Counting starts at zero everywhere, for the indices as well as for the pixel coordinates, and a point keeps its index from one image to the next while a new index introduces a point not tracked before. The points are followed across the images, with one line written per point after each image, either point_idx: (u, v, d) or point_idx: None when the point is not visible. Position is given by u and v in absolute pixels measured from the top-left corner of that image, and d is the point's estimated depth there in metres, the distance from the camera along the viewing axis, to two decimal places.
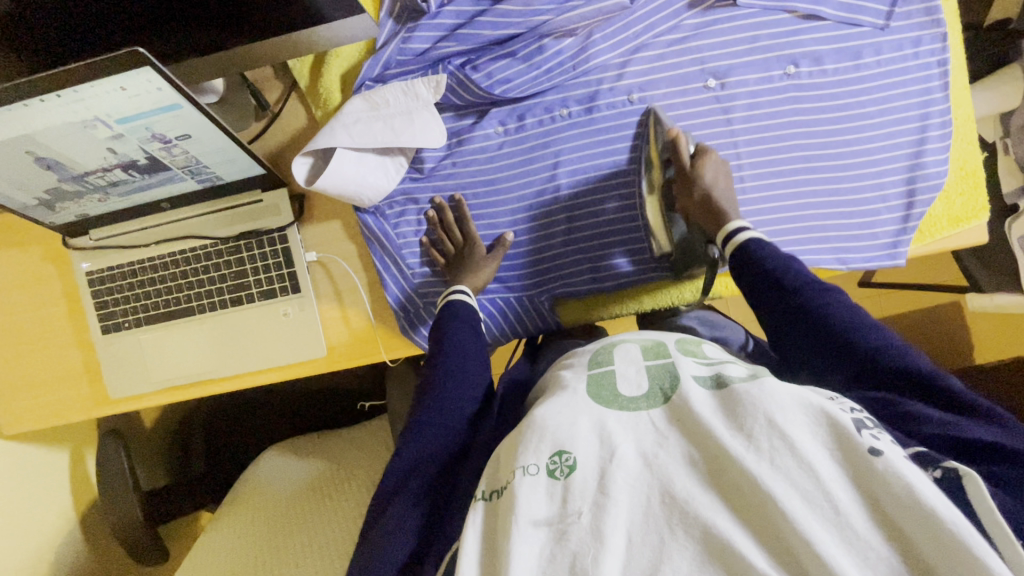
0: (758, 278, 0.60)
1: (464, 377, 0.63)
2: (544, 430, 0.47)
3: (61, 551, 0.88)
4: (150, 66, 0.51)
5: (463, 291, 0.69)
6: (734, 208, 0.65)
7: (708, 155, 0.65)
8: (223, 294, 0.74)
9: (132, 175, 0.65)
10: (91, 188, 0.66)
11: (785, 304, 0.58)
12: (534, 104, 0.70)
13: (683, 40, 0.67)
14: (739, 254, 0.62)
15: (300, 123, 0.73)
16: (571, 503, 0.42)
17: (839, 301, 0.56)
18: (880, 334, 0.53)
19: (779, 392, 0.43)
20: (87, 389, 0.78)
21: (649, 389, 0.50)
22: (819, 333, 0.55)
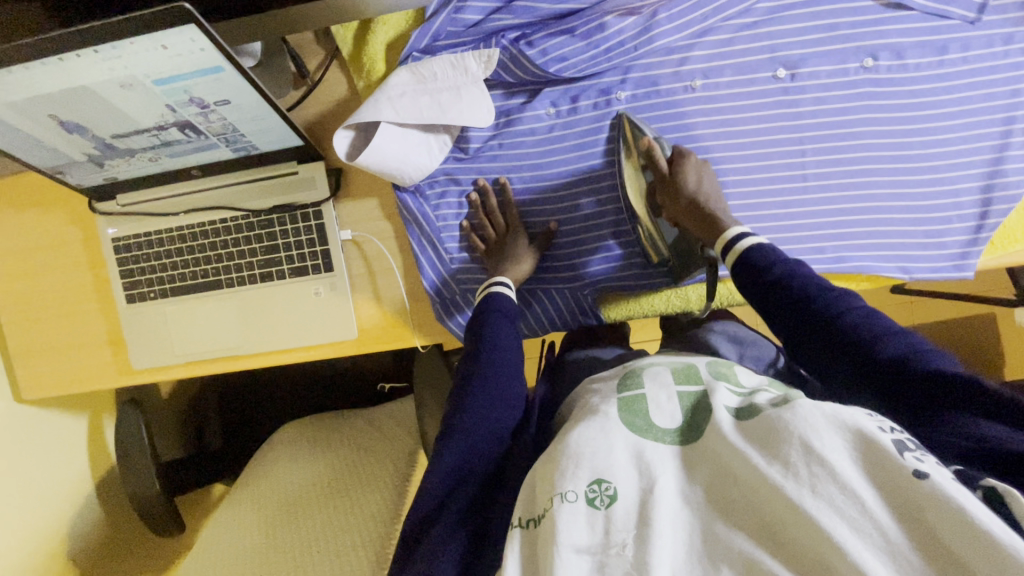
0: (759, 287, 0.57)
1: (504, 371, 0.61)
2: (580, 456, 0.47)
3: (78, 518, 0.88)
4: (196, 24, 0.47)
5: (506, 283, 0.67)
6: (725, 214, 0.63)
7: (686, 160, 0.63)
8: (252, 269, 0.71)
9: (189, 136, 0.62)
10: (128, 149, 0.63)
11: (803, 315, 0.54)
12: (589, 85, 0.66)
13: (754, 25, 0.62)
14: (742, 265, 0.59)
15: (340, 94, 0.69)
16: (614, 533, 0.43)
17: (857, 308, 0.53)
18: (898, 342, 0.50)
19: (813, 411, 0.43)
20: (110, 359, 0.77)
21: (685, 423, 0.50)
22: (834, 348, 0.51)
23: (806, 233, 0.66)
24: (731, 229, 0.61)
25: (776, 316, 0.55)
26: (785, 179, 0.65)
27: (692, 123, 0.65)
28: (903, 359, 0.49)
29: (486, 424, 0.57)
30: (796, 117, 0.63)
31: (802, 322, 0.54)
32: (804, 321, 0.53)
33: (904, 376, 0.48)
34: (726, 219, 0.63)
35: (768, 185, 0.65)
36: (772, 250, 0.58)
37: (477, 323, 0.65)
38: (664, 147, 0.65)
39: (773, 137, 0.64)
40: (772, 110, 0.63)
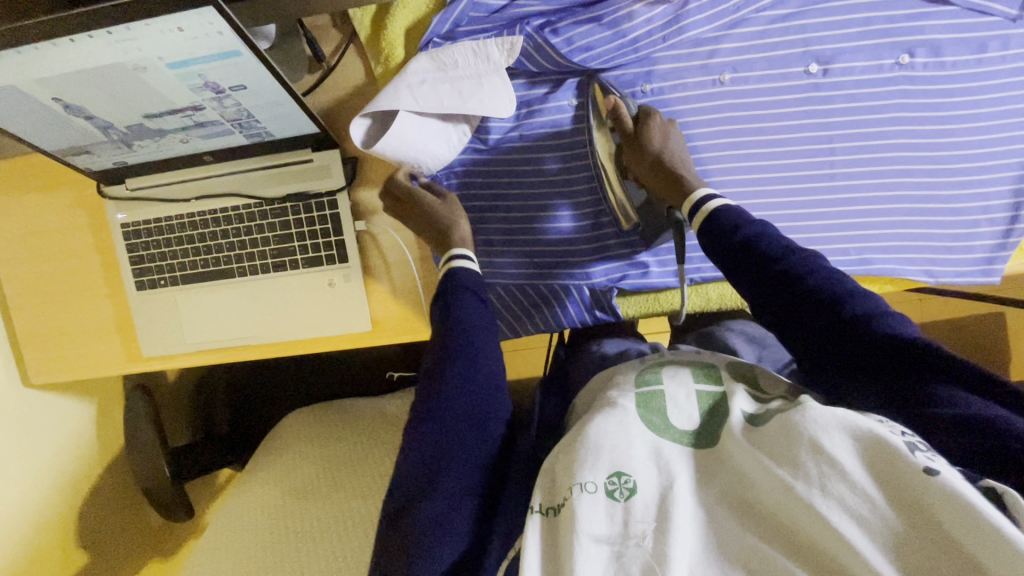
0: (729, 249, 0.54)
1: (479, 350, 0.57)
2: (598, 450, 0.46)
3: (87, 503, 0.89)
4: (215, 6, 0.45)
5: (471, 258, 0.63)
6: (689, 174, 0.60)
7: (651, 120, 0.61)
8: (265, 258, 0.70)
9: (222, 118, 0.60)
10: (159, 131, 0.62)
11: (764, 277, 0.52)
12: (614, 77, 0.64)
13: (789, 17, 0.60)
14: (712, 228, 0.56)
15: (357, 80, 0.67)
16: (634, 523, 0.42)
17: (821, 268, 0.51)
18: (868, 302, 0.49)
19: (823, 410, 0.42)
20: (118, 346, 0.76)
21: (703, 427, 0.48)
22: (807, 308, 0.49)
23: (832, 234, 0.65)
24: (697, 191, 0.59)
25: (742, 277, 0.53)
26: (813, 178, 0.64)
27: (721, 118, 0.63)
28: (866, 319, 0.48)
29: (477, 406, 0.54)
30: (827, 114, 0.62)
31: (766, 285, 0.51)
32: (766, 284, 0.51)
33: (865, 341, 0.47)
34: (691, 179, 0.60)
35: (796, 184, 0.64)
36: (739, 213, 0.56)
37: (449, 299, 0.60)
38: (630, 105, 0.62)
39: (803, 135, 0.62)
40: (802, 107, 0.62)
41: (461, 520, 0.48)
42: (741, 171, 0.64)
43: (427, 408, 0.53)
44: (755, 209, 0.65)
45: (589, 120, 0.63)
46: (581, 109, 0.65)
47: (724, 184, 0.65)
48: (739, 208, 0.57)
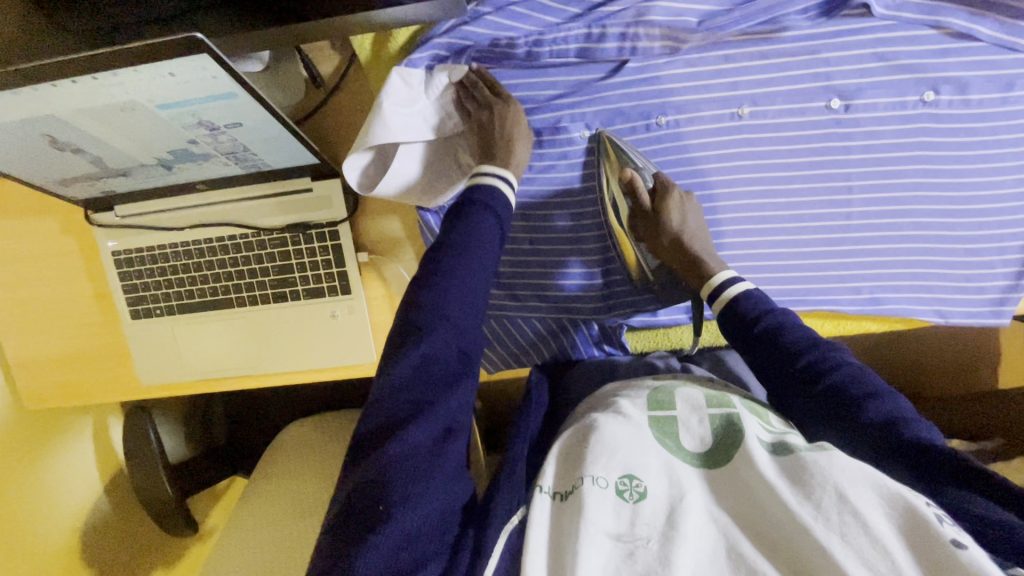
0: (749, 338, 0.58)
1: (474, 283, 0.53)
2: (615, 450, 0.49)
3: (89, 519, 0.88)
4: (210, 52, 0.42)
5: (510, 183, 0.58)
6: (712, 256, 0.63)
7: (671, 195, 0.62)
8: (265, 287, 0.68)
9: (241, 147, 0.57)
10: (204, 154, 0.57)
11: (784, 372, 0.54)
12: (628, 108, 0.61)
13: (810, 50, 0.56)
14: (732, 314, 0.60)
15: (360, 105, 0.64)
16: (639, 525, 0.44)
17: (845, 366, 0.53)
18: (890, 404, 0.50)
19: (851, 462, 0.44)
20: (113, 374, 0.74)
21: (713, 445, 0.50)
22: (825, 403, 0.51)
23: (846, 272, 0.64)
24: (719, 273, 0.62)
25: (762, 367, 0.57)
26: (830, 217, 0.62)
27: (738, 153, 0.61)
28: (886, 422, 0.48)
29: (460, 334, 0.52)
30: (846, 151, 0.60)
31: (789, 378, 0.54)
32: (787, 379, 0.54)
33: (885, 443, 0.48)
34: (713, 261, 0.63)
35: (812, 222, 0.63)
36: (760, 300, 0.59)
37: (460, 212, 0.56)
38: (647, 176, 0.64)
39: (822, 172, 0.61)
40: (821, 143, 0.60)
41: (450, 455, 0.48)
42: (756, 207, 0.63)
43: (412, 336, 0.50)
44: (768, 244, 0.64)
45: (601, 176, 0.63)
46: (589, 167, 0.63)
47: (740, 220, 0.64)
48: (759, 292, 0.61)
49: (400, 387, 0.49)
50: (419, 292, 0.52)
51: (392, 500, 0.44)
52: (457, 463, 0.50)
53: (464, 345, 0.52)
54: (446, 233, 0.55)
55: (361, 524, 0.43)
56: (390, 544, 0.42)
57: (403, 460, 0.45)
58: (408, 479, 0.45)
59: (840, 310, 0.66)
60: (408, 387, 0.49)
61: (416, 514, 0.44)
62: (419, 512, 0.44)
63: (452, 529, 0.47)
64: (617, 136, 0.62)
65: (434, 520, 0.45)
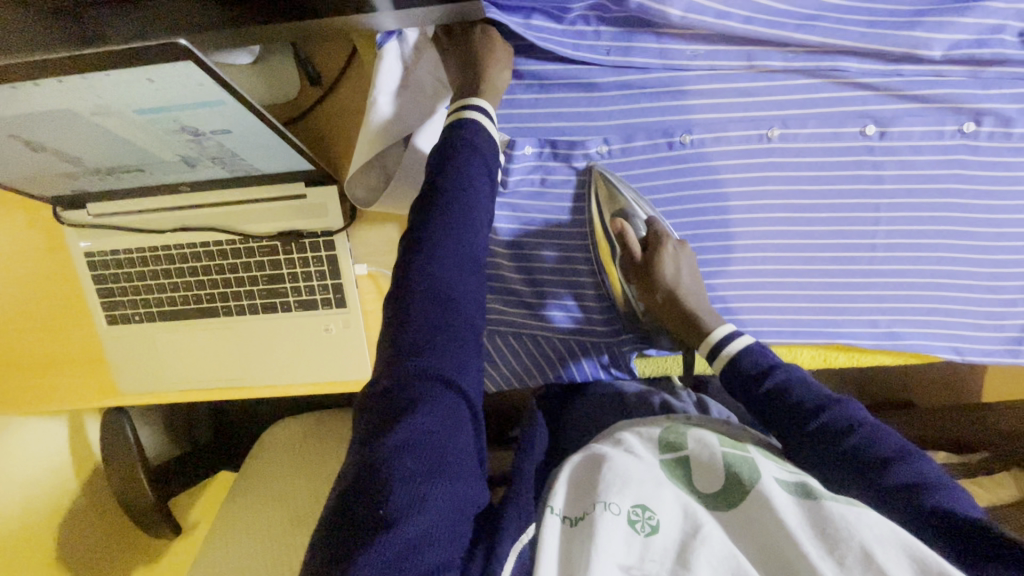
0: (757, 394, 0.55)
1: (469, 246, 0.46)
2: (626, 482, 0.47)
3: (65, 520, 0.85)
4: (193, 58, 0.38)
5: (488, 114, 0.51)
6: (707, 312, 0.61)
7: (660, 249, 0.59)
8: (253, 297, 0.64)
9: (229, 153, 0.52)
10: (192, 159, 0.52)
11: (798, 434, 0.51)
12: (650, 123, 0.56)
13: (847, 73, 0.53)
14: (737, 371, 0.57)
15: (356, 107, 0.58)
16: (647, 561, 0.42)
17: (862, 424, 0.50)
18: (913, 467, 0.47)
19: (883, 523, 0.41)
20: (86, 381, 0.69)
21: (726, 483, 0.48)
22: (844, 465, 0.48)
23: (865, 306, 0.62)
24: (717, 330, 0.60)
25: (773, 428, 0.54)
26: (854, 249, 0.59)
27: (765, 178, 0.57)
28: (910, 491, 0.45)
29: (458, 304, 0.45)
30: (877, 181, 0.57)
31: (802, 441, 0.51)
32: (799, 440, 0.51)
33: (906, 511, 0.44)
34: (709, 316, 0.61)
35: (835, 253, 0.60)
36: (765, 355, 0.57)
37: (447, 154, 0.48)
38: (639, 225, 0.61)
39: (850, 201, 0.58)
40: (852, 171, 0.57)
41: (460, 452, 0.41)
42: (779, 234, 0.60)
43: (406, 313, 0.43)
44: (789, 274, 0.61)
45: (590, 212, 0.60)
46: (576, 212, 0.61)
47: (761, 248, 0.60)
48: (761, 348, 0.59)
49: (401, 367, 0.42)
50: (408, 254, 0.45)
51: (394, 502, 0.37)
52: (470, 461, 0.42)
53: (478, 315, 0.46)
54: (429, 184, 0.48)
55: (359, 523, 0.37)
56: (379, 557, 0.35)
57: (402, 455, 0.38)
58: (417, 475, 0.38)
59: (857, 343, 0.63)
60: (410, 369, 0.42)
61: (426, 517, 0.37)
62: (426, 517, 0.38)
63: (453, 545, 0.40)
64: (607, 171, 0.59)
65: (441, 524, 0.39)
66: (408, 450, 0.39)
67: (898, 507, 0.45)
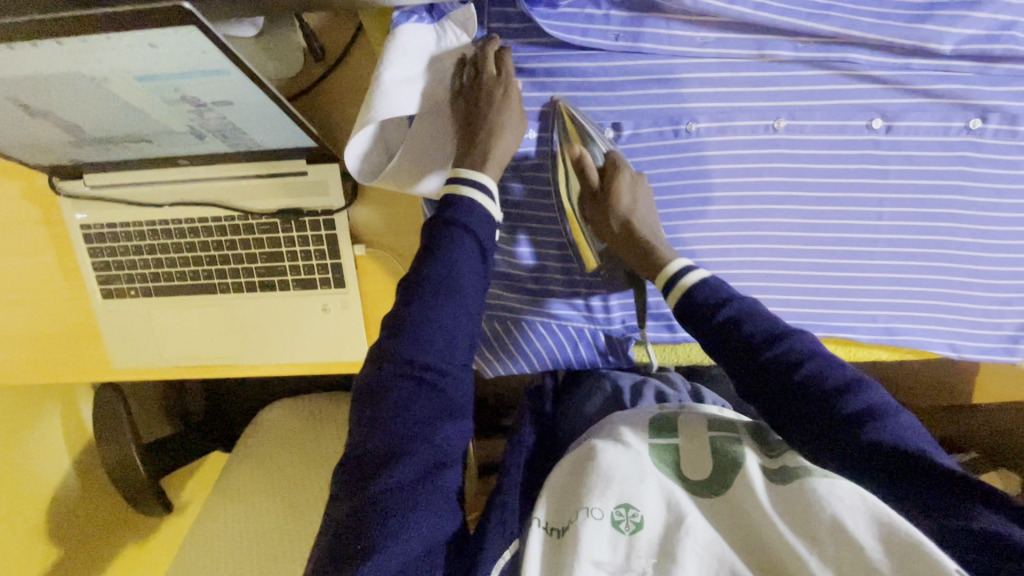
0: (708, 327, 0.51)
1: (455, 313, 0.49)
2: (609, 478, 0.46)
3: (56, 496, 0.85)
4: (197, 24, 0.37)
5: (489, 193, 0.52)
6: (662, 244, 0.57)
7: (619, 175, 0.56)
8: (251, 274, 0.63)
9: (230, 126, 0.51)
10: (192, 131, 0.52)
11: (751, 368, 0.48)
12: (657, 110, 0.56)
13: (857, 65, 0.53)
14: (689, 303, 0.53)
15: (360, 86, 0.57)
16: (635, 559, 0.43)
17: (813, 356, 0.47)
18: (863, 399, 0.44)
19: (851, 489, 0.41)
20: (80, 355, 0.68)
21: (713, 471, 0.47)
22: (798, 400, 0.45)
23: (863, 300, 0.62)
24: (673, 262, 0.55)
25: (724, 361, 0.50)
26: (856, 242, 0.59)
27: (770, 170, 0.57)
28: (861, 424, 0.43)
29: (441, 361, 0.48)
30: (882, 175, 0.57)
31: (754, 374, 0.48)
32: (752, 375, 0.48)
33: (859, 446, 0.42)
34: (664, 249, 0.57)
35: (837, 246, 0.60)
36: (717, 285, 0.53)
37: (437, 232, 0.50)
38: (597, 155, 0.58)
39: (854, 195, 0.58)
40: (856, 165, 0.56)
41: (438, 491, 0.46)
42: (782, 226, 0.59)
43: (390, 381, 0.47)
44: (790, 266, 0.61)
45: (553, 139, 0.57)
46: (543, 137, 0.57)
47: (765, 240, 0.60)
48: (715, 278, 0.54)
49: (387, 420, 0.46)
50: (393, 338, 0.48)
51: (374, 538, 0.42)
52: (448, 495, 0.47)
53: (461, 383, 0.49)
54: (417, 263, 0.49)
55: (345, 554, 0.42)
56: None
57: (388, 497, 0.43)
58: (396, 515, 0.43)
59: (854, 337, 0.63)
60: (394, 419, 0.46)
61: (404, 551, 0.42)
62: (405, 550, 0.42)
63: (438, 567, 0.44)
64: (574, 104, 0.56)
65: (419, 556, 0.43)
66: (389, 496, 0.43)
67: (851, 443, 0.43)
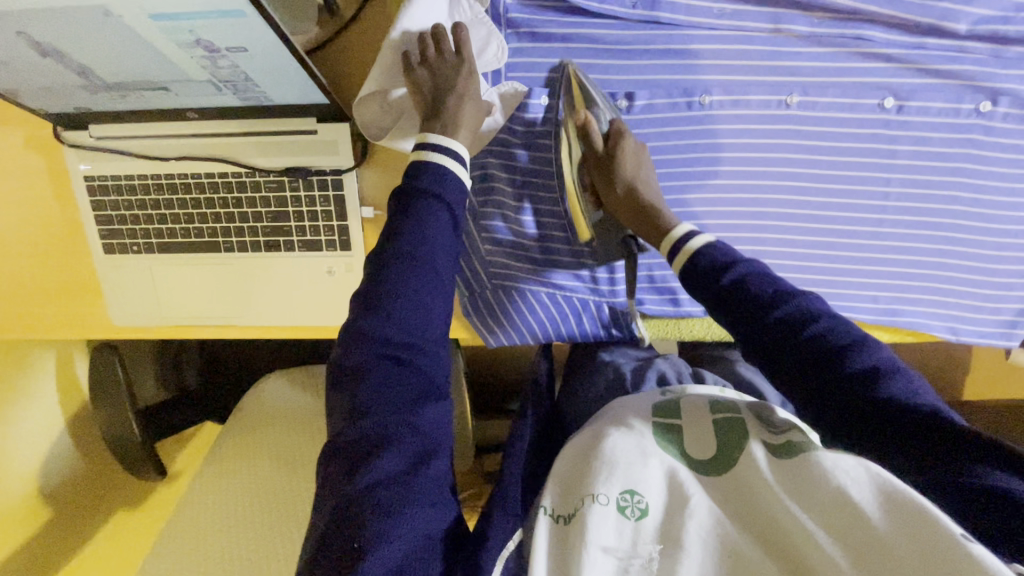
0: (715, 290, 0.51)
1: (429, 284, 0.48)
2: (613, 465, 0.45)
3: (47, 457, 0.84)
4: None
5: (461, 159, 0.51)
6: (665, 210, 0.58)
7: (623, 142, 0.57)
8: (256, 234, 0.63)
9: (242, 76, 0.50)
10: (203, 80, 0.51)
11: (757, 327, 0.48)
12: (671, 81, 0.56)
13: (869, 42, 0.53)
14: (695, 268, 0.53)
15: (373, 45, 0.57)
16: (641, 545, 0.42)
17: (818, 315, 0.48)
18: (864, 356, 0.46)
19: (850, 458, 0.41)
20: (77, 312, 0.67)
21: (717, 452, 0.47)
22: (802, 359, 0.46)
23: (867, 281, 0.62)
24: (677, 227, 0.56)
25: (729, 323, 0.50)
26: (862, 222, 0.60)
27: (780, 146, 0.57)
28: (864, 378, 0.44)
29: (418, 340, 0.47)
30: (890, 155, 0.57)
31: (760, 334, 0.48)
32: (757, 335, 0.48)
33: (862, 400, 0.43)
34: (667, 215, 0.58)
35: (843, 226, 0.60)
36: (723, 250, 0.54)
37: (407, 203, 0.49)
38: (603, 121, 0.57)
39: (862, 174, 0.58)
40: (866, 144, 0.57)
41: (432, 477, 0.44)
42: (790, 203, 0.60)
43: (365, 373, 0.46)
44: (795, 244, 0.62)
45: (558, 104, 0.57)
46: (549, 99, 0.57)
47: (772, 216, 0.61)
48: (720, 244, 0.55)
49: (371, 412, 0.45)
50: (368, 316, 0.47)
51: (369, 531, 0.40)
52: (441, 484, 0.45)
53: (437, 362, 0.48)
54: (389, 237, 0.49)
55: (342, 554, 0.40)
56: None
57: (377, 491, 0.42)
58: (390, 507, 0.42)
59: (856, 318, 0.64)
60: (380, 410, 0.45)
61: (401, 542, 0.41)
62: (403, 541, 0.41)
63: (438, 560, 0.42)
64: (580, 69, 0.56)
65: (418, 544, 0.41)
66: (377, 485, 0.42)
67: (854, 400, 0.44)
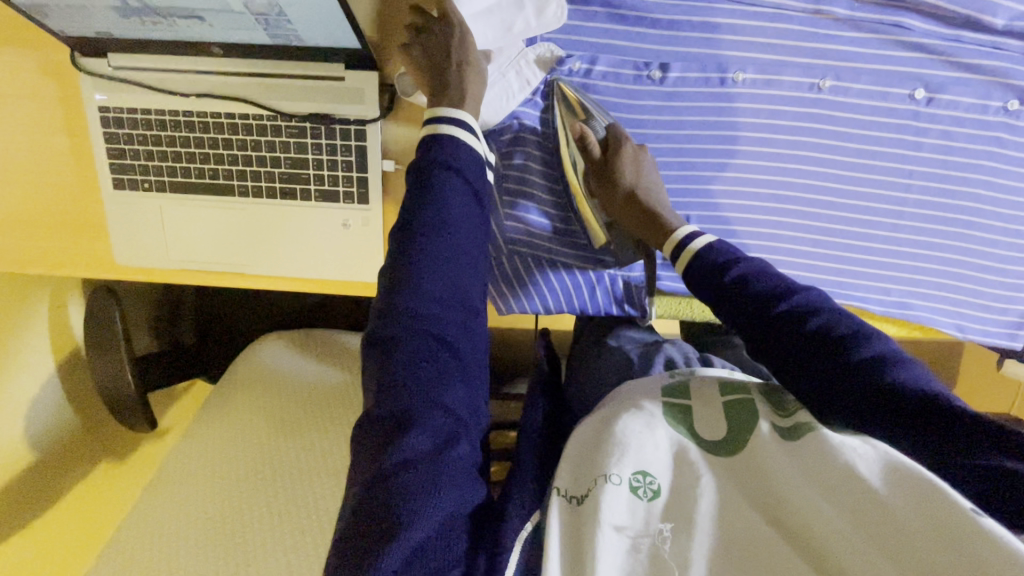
0: (716, 288, 0.52)
1: (454, 250, 0.48)
2: (624, 445, 0.43)
3: (35, 400, 0.82)
4: None
5: (470, 130, 0.51)
6: (668, 211, 0.59)
7: (620, 150, 0.58)
8: (273, 180, 0.61)
9: (275, 9, 0.49)
10: (234, 11, 0.50)
11: (760, 319, 0.49)
12: (706, 54, 0.56)
13: (905, 32, 0.54)
14: (696, 268, 0.55)
15: None
16: (654, 525, 0.41)
17: (823, 308, 0.48)
18: (871, 345, 0.45)
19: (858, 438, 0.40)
20: (81, 248, 0.65)
21: (730, 431, 0.44)
22: (805, 351, 0.46)
23: (881, 273, 0.63)
24: (680, 230, 0.58)
25: (732, 319, 0.51)
26: (881, 214, 0.60)
27: (810, 130, 0.58)
28: (870, 366, 0.44)
29: (446, 309, 0.46)
30: (916, 148, 0.57)
31: (763, 328, 0.49)
32: (760, 329, 0.49)
33: (868, 390, 0.43)
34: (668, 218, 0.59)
35: (861, 216, 0.60)
36: (725, 248, 0.55)
37: (423, 176, 0.49)
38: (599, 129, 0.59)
39: (887, 165, 0.58)
40: (894, 135, 0.57)
41: (456, 460, 0.43)
42: (813, 188, 0.60)
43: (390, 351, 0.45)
44: (814, 230, 0.62)
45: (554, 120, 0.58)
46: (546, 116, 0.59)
47: (793, 200, 0.61)
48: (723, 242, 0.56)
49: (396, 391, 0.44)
50: (394, 290, 0.46)
51: (398, 514, 0.39)
52: (464, 469, 0.44)
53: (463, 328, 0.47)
54: (409, 211, 0.48)
55: (368, 539, 0.39)
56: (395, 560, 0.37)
57: (403, 471, 0.41)
58: (414, 487, 0.40)
59: (867, 309, 0.64)
60: (407, 390, 0.44)
61: (428, 521, 0.39)
62: (429, 522, 0.39)
63: (461, 540, 0.40)
64: (571, 83, 0.57)
65: (444, 524, 0.40)
66: (400, 456, 0.41)
67: (861, 391, 0.43)
